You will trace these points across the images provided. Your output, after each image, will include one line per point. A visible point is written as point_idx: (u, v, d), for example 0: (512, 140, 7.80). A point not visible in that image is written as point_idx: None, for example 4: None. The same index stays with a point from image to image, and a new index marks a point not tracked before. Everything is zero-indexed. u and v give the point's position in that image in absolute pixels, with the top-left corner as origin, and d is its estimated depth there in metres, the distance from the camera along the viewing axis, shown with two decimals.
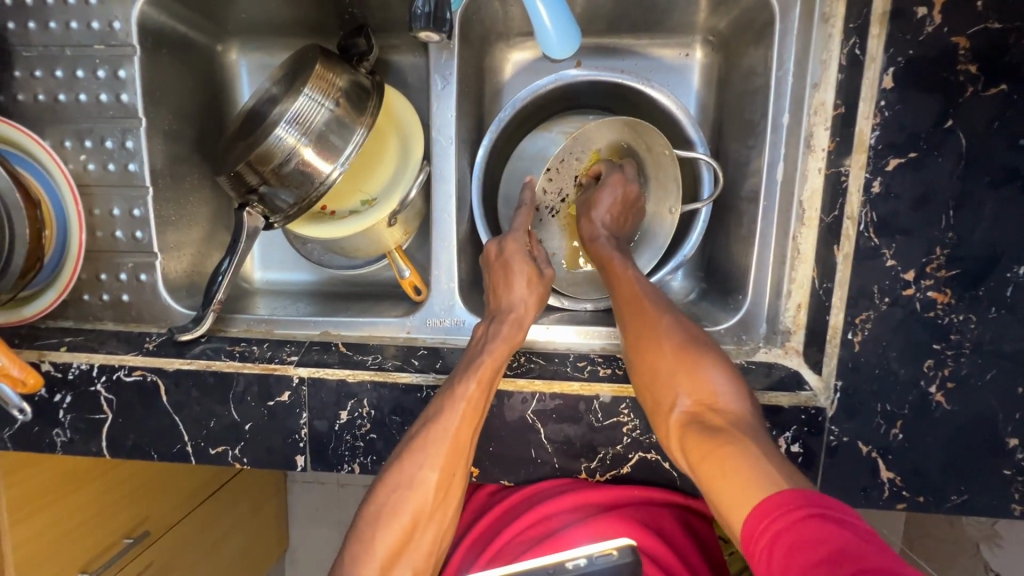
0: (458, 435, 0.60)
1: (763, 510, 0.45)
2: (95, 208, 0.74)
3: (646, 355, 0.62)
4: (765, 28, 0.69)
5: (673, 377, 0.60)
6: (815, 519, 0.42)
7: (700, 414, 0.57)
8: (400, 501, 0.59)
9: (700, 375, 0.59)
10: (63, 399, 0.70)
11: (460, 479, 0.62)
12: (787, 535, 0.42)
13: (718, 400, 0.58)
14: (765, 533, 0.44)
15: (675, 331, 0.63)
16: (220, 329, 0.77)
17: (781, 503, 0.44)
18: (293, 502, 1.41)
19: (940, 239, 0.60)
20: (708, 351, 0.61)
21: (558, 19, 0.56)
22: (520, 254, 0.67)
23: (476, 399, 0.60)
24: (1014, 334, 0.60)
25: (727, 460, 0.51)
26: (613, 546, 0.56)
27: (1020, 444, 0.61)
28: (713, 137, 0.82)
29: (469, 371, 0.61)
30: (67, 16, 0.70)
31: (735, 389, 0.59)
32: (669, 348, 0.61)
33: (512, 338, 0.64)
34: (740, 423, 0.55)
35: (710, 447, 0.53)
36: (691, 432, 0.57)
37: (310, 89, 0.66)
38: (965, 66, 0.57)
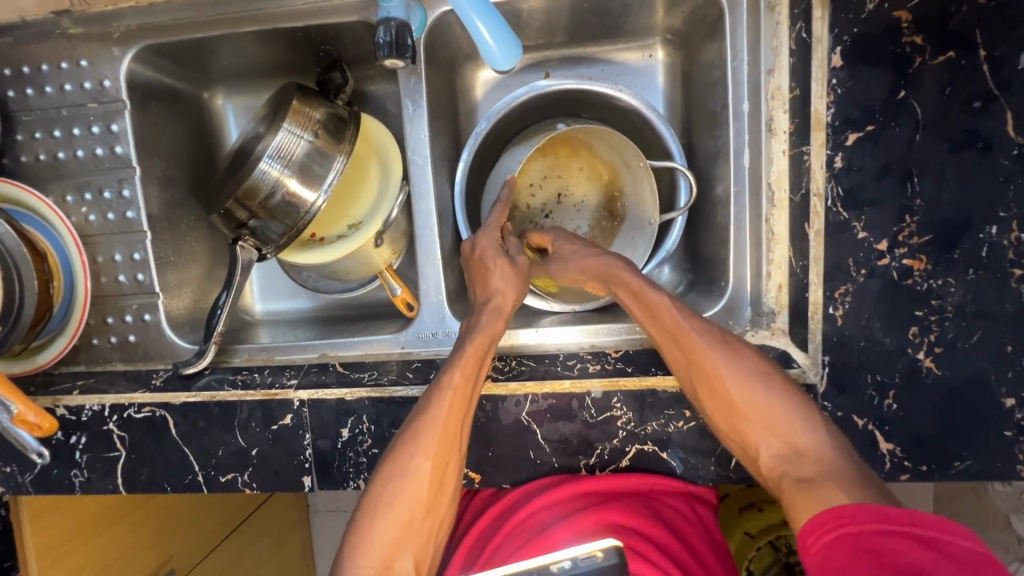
0: (448, 422, 0.60)
1: (838, 514, 0.47)
2: (98, 255, 0.78)
3: (716, 398, 0.60)
4: (716, 23, 0.71)
5: (752, 425, 0.58)
6: (896, 534, 0.43)
7: (786, 461, 0.56)
8: (395, 494, 0.58)
9: (779, 417, 0.57)
10: (79, 440, 0.73)
11: (454, 469, 0.61)
12: (860, 539, 0.44)
13: (805, 443, 0.56)
14: (832, 533, 0.46)
15: (747, 373, 0.60)
16: (224, 360, 0.79)
17: (858, 512, 0.46)
18: (316, 532, 1.42)
19: (909, 207, 0.61)
20: (776, 388, 0.59)
21: (497, 32, 0.58)
22: (492, 251, 0.70)
23: (463, 387, 0.61)
24: (995, 294, 0.60)
25: (823, 499, 0.49)
26: (598, 547, 0.46)
27: (1017, 404, 0.61)
28: (684, 130, 0.84)
29: (455, 361, 0.63)
30: (61, 80, 0.75)
31: (820, 430, 0.56)
32: (740, 397, 0.59)
33: (493, 325, 0.66)
34: (834, 464, 0.53)
35: (796, 491, 0.52)
36: (782, 481, 0.55)
37: (289, 123, 0.70)
38: (910, 37, 0.59)
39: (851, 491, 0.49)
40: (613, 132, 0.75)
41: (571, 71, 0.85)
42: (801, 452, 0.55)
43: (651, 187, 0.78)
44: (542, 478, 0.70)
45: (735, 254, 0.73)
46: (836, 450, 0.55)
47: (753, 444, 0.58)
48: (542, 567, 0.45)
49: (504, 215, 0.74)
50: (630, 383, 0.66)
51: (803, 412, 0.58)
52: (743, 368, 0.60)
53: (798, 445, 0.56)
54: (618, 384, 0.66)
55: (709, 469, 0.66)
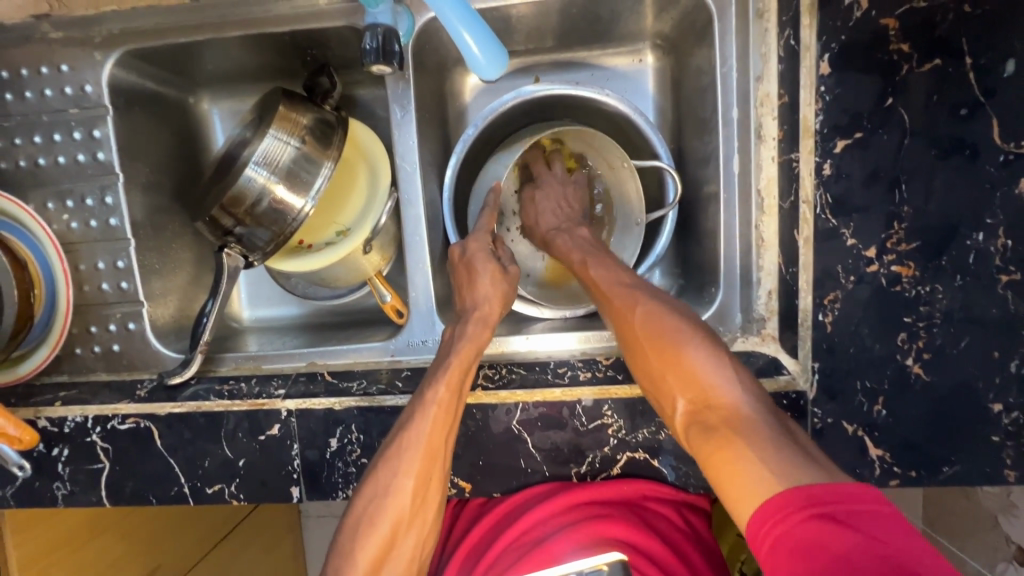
0: (433, 439, 0.59)
1: (767, 512, 0.44)
2: (80, 263, 0.76)
3: (639, 355, 0.61)
4: (706, 28, 0.71)
5: (663, 377, 0.59)
6: (822, 520, 0.41)
7: (698, 412, 0.56)
8: (378, 512, 0.57)
9: (688, 363, 0.58)
10: (61, 452, 0.71)
11: (439, 484, 0.60)
12: (792, 536, 0.41)
13: (716, 394, 0.55)
14: (770, 534, 0.43)
15: (657, 325, 0.61)
16: (210, 369, 0.77)
17: (785, 504, 0.43)
18: (308, 539, 1.41)
19: (897, 214, 0.61)
20: (687, 335, 0.60)
21: (484, 42, 0.57)
22: (483, 253, 0.69)
23: (447, 402, 0.60)
24: (982, 301, 0.61)
25: (730, 458, 0.50)
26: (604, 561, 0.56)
27: (1004, 409, 0.62)
28: (675, 135, 0.83)
29: (439, 376, 0.62)
30: (41, 85, 0.74)
31: (729, 376, 0.56)
32: (649, 342, 0.61)
33: (479, 337, 0.65)
34: (740, 415, 0.53)
35: (709, 443, 0.52)
36: (696, 432, 0.55)
37: (276, 129, 0.70)
38: (898, 45, 0.59)
39: (756, 443, 0.50)
40: (599, 135, 0.77)
41: (560, 76, 0.85)
42: (709, 402, 0.55)
43: (635, 185, 0.79)
44: (535, 488, 0.69)
45: (724, 261, 0.73)
46: (745, 394, 0.55)
47: (668, 396, 0.59)
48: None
49: (492, 219, 0.74)
50: (621, 391, 0.66)
51: (717, 358, 0.58)
52: (654, 316, 0.62)
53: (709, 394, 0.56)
54: (609, 392, 0.66)
55: (700, 476, 0.66)
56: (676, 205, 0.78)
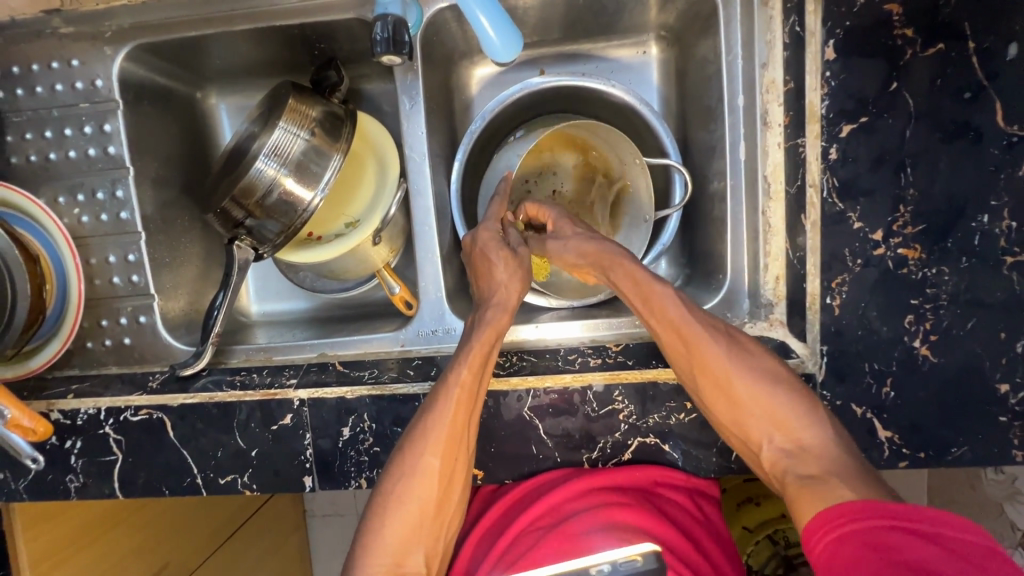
0: (456, 422, 0.60)
1: (842, 511, 0.47)
2: (91, 257, 0.77)
3: (723, 399, 0.60)
4: (710, 18, 0.72)
5: (755, 420, 0.58)
6: (903, 532, 0.43)
7: (788, 455, 0.56)
8: (405, 494, 0.58)
9: (780, 411, 0.58)
10: (74, 444, 0.72)
11: (461, 467, 0.61)
12: (864, 537, 0.45)
13: (806, 437, 0.56)
14: (835, 531, 0.47)
15: (745, 376, 0.59)
16: (221, 361, 0.78)
17: (864, 510, 0.46)
18: (314, 537, 1.41)
19: (903, 197, 0.62)
20: (773, 385, 0.59)
21: (498, 24, 0.58)
22: (496, 243, 0.68)
23: (470, 386, 0.61)
24: (987, 282, 0.61)
25: (824, 492, 0.50)
26: (637, 552, 0.55)
27: (1011, 389, 0.62)
28: (679, 126, 0.84)
29: (460, 360, 0.62)
30: (52, 80, 0.74)
31: (819, 422, 0.57)
32: (737, 383, 0.59)
33: (498, 322, 0.65)
34: (835, 459, 0.54)
35: (800, 488, 0.52)
36: (786, 474, 0.55)
37: (285, 121, 0.70)
38: (901, 30, 0.60)
39: (852, 484, 0.50)
40: (608, 128, 0.77)
41: (565, 68, 0.86)
42: (802, 446, 0.56)
43: (646, 183, 0.79)
44: (548, 474, 0.69)
45: (731, 247, 0.74)
46: (836, 440, 0.56)
47: (754, 438, 0.59)
48: (585, 569, 0.54)
49: (503, 208, 0.74)
50: (631, 376, 0.66)
51: (803, 402, 0.58)
52: (744, 359, 0.60)
53: (798, 440, 0.56)
54: (619, 376, 0.67)
55: (711, 461, 0.67)
56: (683, 206, 0.79)
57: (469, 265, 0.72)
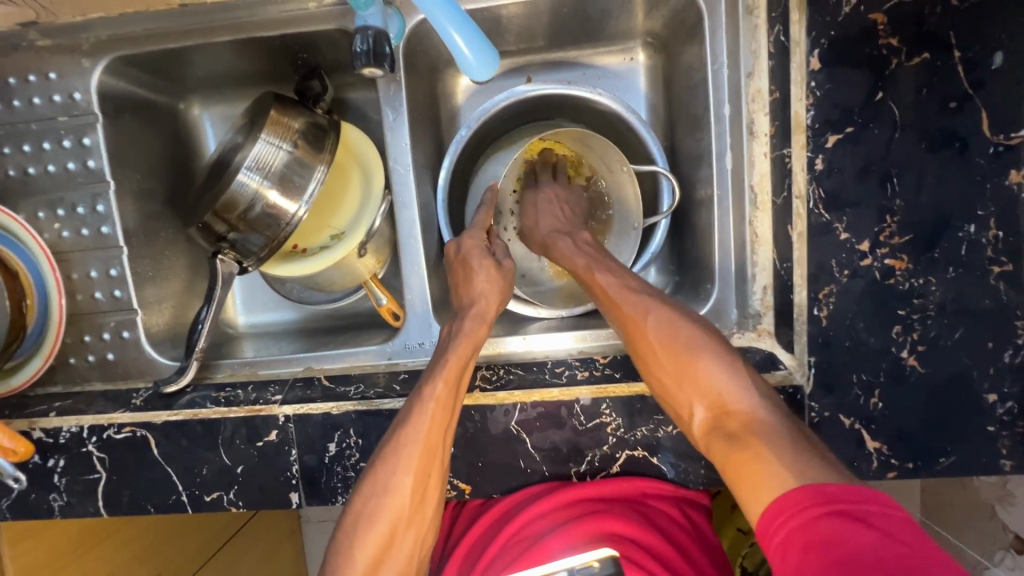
0: (430, 437, 0.59)
1: (780, 506, 0.45)
2: (73, 272, 0.76)
3: (652, 362, 0.60)
4: (696, 26, 0.71)
5: (680, 384, 0.58)
6: (836, 519, 0.41)
7: (716, 419, 0.55)
8: (376, 509, 0.57)
9: (704, 375, 0.57)
10: (57, 463, 0.71)
11: (437, 482, 0.60)
12: (804, 533, 0.42)
13: (732, 400, 0.55)
14: (781, 529, 0.44)
15: (676, 336, 0.59)
16: (206, 376, 0.77)
17: (798, 500, 0.44)
18: (309, 545, 1.40)
19: (889, 207, 0.61)
20: (700, 342, 0.59)
21: (474, 42, 0.57)
22: (478, 251, 0.69)
23: (445, 400, 0.60)
24: (975, 291, 0.61)
25: (754, 462, 0.49)
26: (594, 558, 0.61)
27: (999, 399, 0.62)
28: (667, 134, 0.84)
29: (436, 372, 0.61)
30: (30, 93, 0.73)
31: (743, 382, 0.56)
32: (661, 345, 0.59)
33: (476, 334, 0.64)
34: (762, 421, 0.53)
35: (732, 451, 0.51)
36: (714, 439, 0.54)
37: (267, 134, 0.69)
38: (886, 39, 0.59)
39: (778, 450, 0.49)
40: (595, 136, 0.77)
41: (551, 76, 0.85)
42: (727, 408, 0.55)
43: (634, 191, 0.79)
44: (535, 487, 0.68)
45: (720, 257, 0.73)
46: (762, 401, 0.55)
47: (682, 402, 0.58)
48: None
49: (489, 216, 0.75)
50: (619, 389, 0.66)
51: (727, 364, 0.57)
52: (669, 323, 0.60)
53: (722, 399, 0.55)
54: (606, 390, 0.66)
55: (699, 473, 0.66)
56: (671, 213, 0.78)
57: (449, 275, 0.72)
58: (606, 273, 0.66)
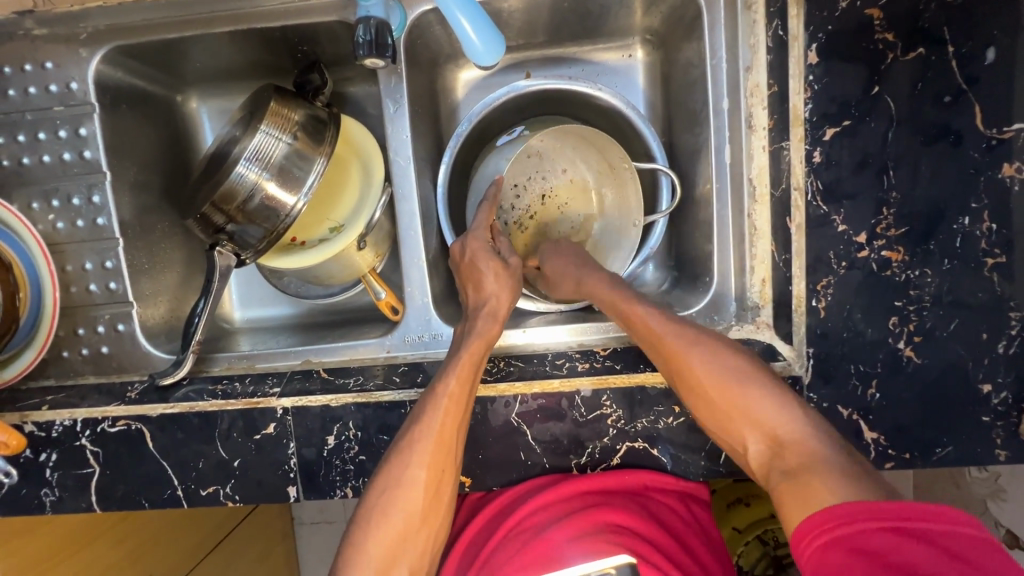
0: (443, 432, 0.59)
1: (826, 516, 0.47)
2: (67, 264, 0.75)
3: (702, 403, 0.60)
4: (694, 21, 0.72)
5: (734, 422, 0.58)
6: (891, 534, 0.43)
7: (773, 455, 0.56)
8: (390, 504, 0.58)
9: (756, 410, 0.57)
10: (49, 457, 0.70)
11: (450, 477, 0.60)
12: (855, 540, 0.44)
13: (786, 432, 0.56)
14: (826, 533, 0.46)
15: (731, 387, 0.59)
16: (202, 369, 0.76)
17: (847, 513, 0.46)
18: (302, 546, 1.39)
19: (886, 200, 0.62)
20: (734, 377, 0.59)
21: (483, 30, 0.57)
22: (484, 252, 0.68)
23: (458, 396, 0.60)
24: (969, 283, 0.62)
25: (806, 492, 0.50)
26: (611, 565, 0.60)
27: (994, 389, 0.63)
28: (665, 129, 0.84)
29: (450, 369, 0.61)
30: (25, 83, 0.72)
31: (797, 414, 0.56)
32: (713, 385, 0.59)
33: (488, 331, 0.64)
34: (817, 454, 0.53)
35: (785, 485, 0.52)
36: (772, 474, 0.55)
37: (267, 125, 0.69)
38: (882, 34, 0.60)
39: (836, 481, 0.50)
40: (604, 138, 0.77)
41: (551, 72, 0.85)
42: (783, 442, 0.55)
43: (634, 187, 0.79)
44: (534, 480, 0.68)
45: (718, 251, 0.74)
46: (819, 435, 0.55)
47: (739, 439, 0.59)
48: None
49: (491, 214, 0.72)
50: (619, 380, 0.66)
51: (781, 401, 0.58)
52: (719, 364, 0.60)
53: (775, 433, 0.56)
54: (607, 381, 0.66)
55: (699, 464, 0.66)
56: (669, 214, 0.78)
57: (457, 272, 0.72)
58: (647, 308, 0.65)
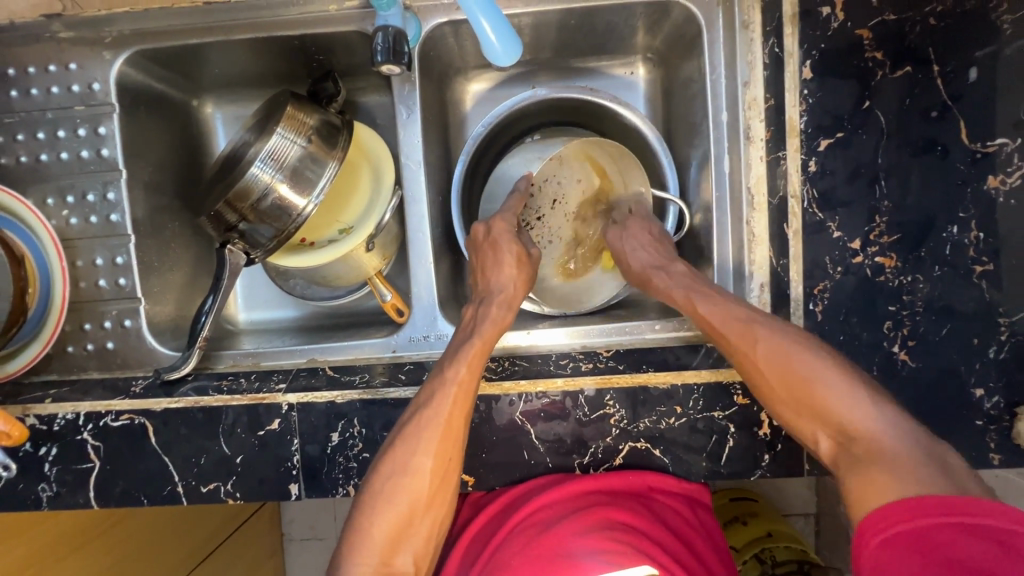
0: (452, 419, 0.60)
1: (886, 511, 0.49)
2: (78, 259, 0.76)
3: (766, 382, 0.60)
4: (694, 40, 0.76)
5: (800, 412, 0.59)
6: (950, 528, 0.46)
7: (842, 446, 0.56)
8: (395, 490, 0.58)
9: (827, 399, 0.57)
10: (49, 451, 0.69)
11: (455, 465, 0.61)
12: (913, 539, 0.47)
13: (859, 424, 0.55)
14: (882, 532, 0.48)
15: (829, 386, 0.57)
16: (207, 366, 0.77)
17: (915, 507, 0.47)
18: (291, 563, 1.36)
19: (878, 208, 0.65)
20: (823, 365, 0.58)
21: (501, 31, 0.60)
22: (508, 235, 0.70)
23: (467, 383, 0.61)
24: (959, 290, 0.64)
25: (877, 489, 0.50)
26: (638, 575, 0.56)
27: (985, 393, 0.65)
28: (666, 143, 0.88)
29: (460, 357, 0.62)
30: (48, 82, 0.75)
31: (872, 407, 0.55)
32: (777, 369, 0.59)
33: (500, 320, 0.67)
34: (893, 450, 0.52)
35: (858, 478, 0.52)
36: (843, 464, 0.55)
37: (283, 128, 0.71)
38: (872, 53, 0.64)
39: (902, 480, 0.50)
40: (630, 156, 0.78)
41: (556, 84, 0.89)
42: (854, 433, 0.55)
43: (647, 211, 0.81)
44: (540, 479, 0.69)
45: (717, 258, 0.77)
46: (891, 425, 0.54)
47: (810, 430, 0.58)
48: None
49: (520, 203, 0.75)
50: (622, 380, 0.67)
51: (856, 386, 0.57)
52: (787, 350, 0.59)
53: (848, 425, 0.56)
54: (611, 381, 0.67)
55: (701, 465, 0.67)
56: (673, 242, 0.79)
57: (474, 255, 0.73)
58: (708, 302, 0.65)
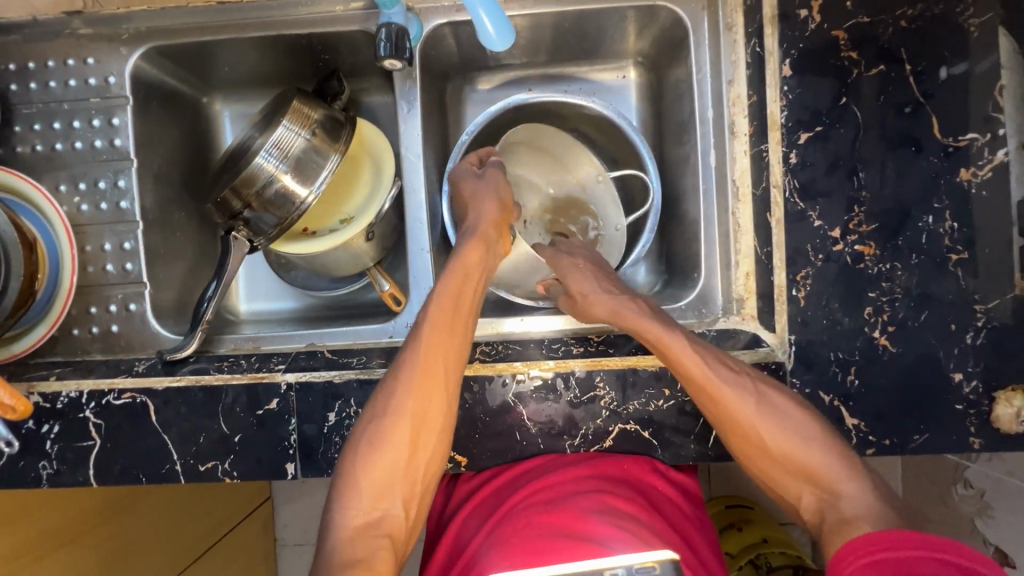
0: (431, 357, 0.62)
1: (872, 538, 0.51)
2: (87, 244, 0.78)
3: (755, 450, 0.62)
4: (681, 43, 0.80)
5: (788, 476, 0.61)
6: (930, 559, 0.47)
7: (826, 508, 0.59)
8: (382, 435, 0.60)
9: (812, 464, 0.60)
10: (51, 428, 0.71)
11: (442, 407, 0.63)
12: (889, 562, 0.48)
13: (841, 486, 0.59)
14: (864, 556, 0.50)
15: (785, 430, 0.61)
16: (209, 350, 0.79)
17: (895, 539, 0.49)
18: (283, 567, 1.35)
19: (856, 198, 0.68)
20: (805, 432, 0.61)
21: (498, 21, 0.63)
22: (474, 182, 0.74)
23: (444, 321, 0.64)
24: (936, 277, 0.67)
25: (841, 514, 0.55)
26: (655, 560, 0.51)
27: (964, 378, 0.66)
28: (656, 143, 0.91)
29: (435, 298, 0.66)
30: (66, 76, 0.78)
31: (846, 469, 0.59)
32: (767, 435, 0.61)
33: (472, 257, 0.69)
34: (865, 507, 0.56)
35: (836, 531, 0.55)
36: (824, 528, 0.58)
37: (288, 120, 0.74)
38: (848, 53, 0.68)
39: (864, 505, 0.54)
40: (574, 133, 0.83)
41: (549, 87, 0.93)
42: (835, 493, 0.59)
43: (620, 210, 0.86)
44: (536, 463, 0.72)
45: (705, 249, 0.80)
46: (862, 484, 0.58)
47: (793, 492, 0.62)
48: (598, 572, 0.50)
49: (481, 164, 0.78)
50: (612, 362, 0.69)
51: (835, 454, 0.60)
52: (773, 417, 0.62)
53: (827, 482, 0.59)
54: (600, 363, 0.70)
55: (689, 447, 0.69)
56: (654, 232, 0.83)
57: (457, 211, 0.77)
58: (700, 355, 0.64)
